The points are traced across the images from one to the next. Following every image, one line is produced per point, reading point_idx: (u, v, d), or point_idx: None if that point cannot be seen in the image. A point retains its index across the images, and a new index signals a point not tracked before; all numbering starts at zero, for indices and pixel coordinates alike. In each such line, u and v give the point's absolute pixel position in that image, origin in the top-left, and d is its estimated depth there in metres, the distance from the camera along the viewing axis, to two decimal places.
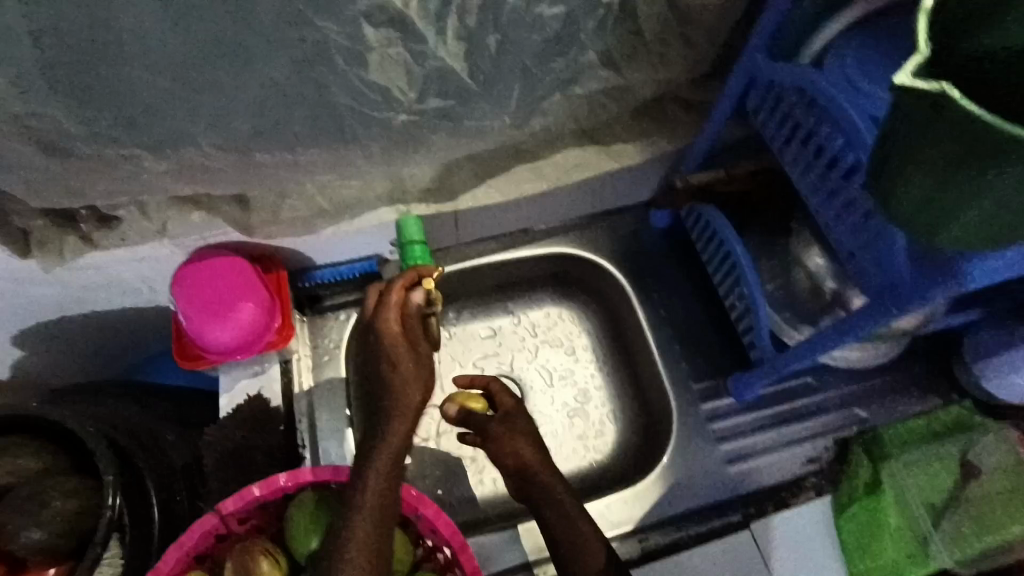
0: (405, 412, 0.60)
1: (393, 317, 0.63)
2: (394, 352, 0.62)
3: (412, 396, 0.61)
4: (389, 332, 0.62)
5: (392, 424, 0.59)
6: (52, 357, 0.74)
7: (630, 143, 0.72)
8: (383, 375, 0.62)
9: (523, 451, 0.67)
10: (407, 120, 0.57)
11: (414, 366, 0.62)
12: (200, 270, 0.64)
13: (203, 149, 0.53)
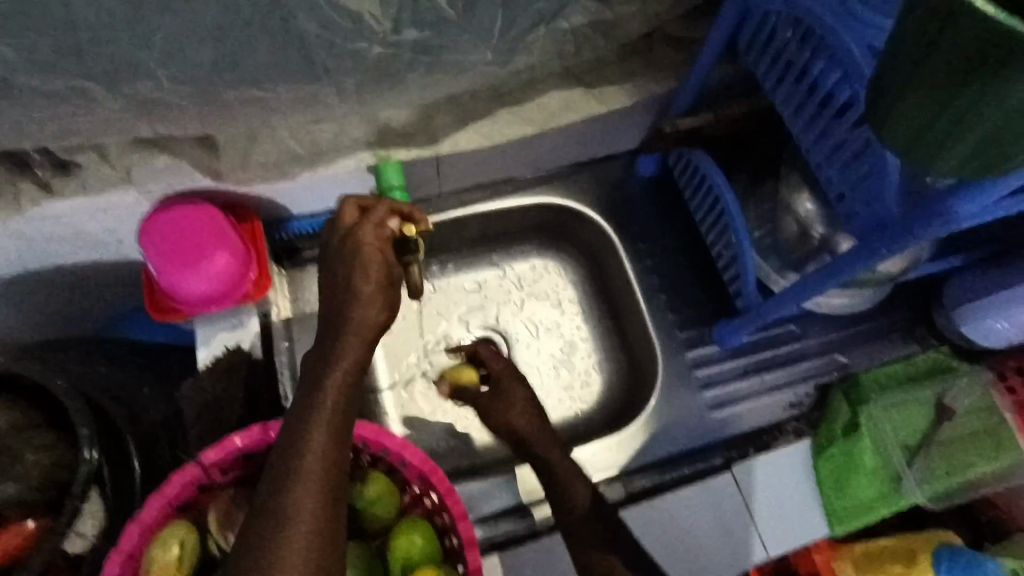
0: (360, 340, 0.51)
1: (371, 233, 0.54)
2: (360, 272, 0.52)
3: (366, 316, 0.51)
4: (363, 251, 0.53)
5: (337, 351, 0.50)
6: (18, 311, 0.71)
7: (618, 85, 0.67)
8: (343, 298, 0.52)
9: (522, 416, 0.67)
10: (382, 53, 0.50)
11: (377, 287, 0.52)
12: (167, 216, 0.58)
13: (159, 85, 0.47)
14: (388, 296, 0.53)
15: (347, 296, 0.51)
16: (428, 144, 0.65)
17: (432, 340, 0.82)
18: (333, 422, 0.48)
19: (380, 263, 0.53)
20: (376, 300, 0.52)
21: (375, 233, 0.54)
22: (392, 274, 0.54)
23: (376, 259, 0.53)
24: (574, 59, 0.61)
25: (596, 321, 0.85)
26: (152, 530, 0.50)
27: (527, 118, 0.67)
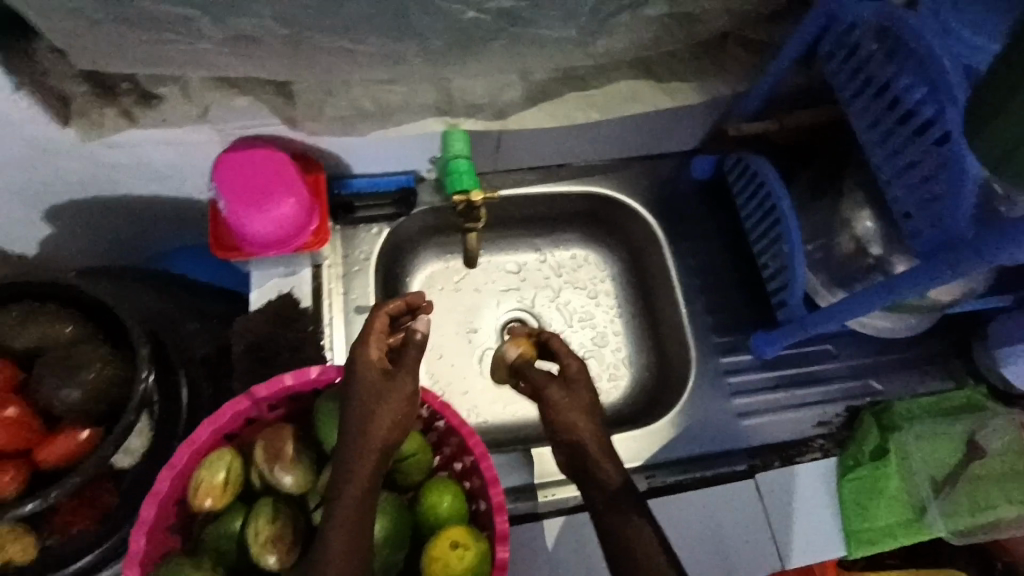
0: (369, 448, 0.47)
1: (374, 347, 0.51)
2: (359, 384, 0.49)
3: (376, 430, 0.48)
4: (354, 358, 0.50)
5: (351, 466, 0.47)
6: (81, 234, 0.74)
7: (687, 82, 0.68)
8: (350, 396, 0.49)
9: (593, 438, 0.57)
10: (475, 19, 0.52)
11: (384, 399, 0.48)
12: (236, 157, 0.60)
13: (263, 21, 0.48)
14: (399, 408, 0.49)
15: (356, 407, 0.48)
16: (496, 117, 0.66)
17: (466, 314, 0.84)
18: (348, 518, 0.45)
19: (377, 372, 0.49)
20: (391, 407, 0.48)
21: (373, 346, 0.50)
22: (398, 379, 0.49)
23: (373, 375, 0.49)
24: (649, 50, 0.63)
25: (631, 317, 0.85)
26: (199, 452, 0.52)
27: (595, 104, 0.67)
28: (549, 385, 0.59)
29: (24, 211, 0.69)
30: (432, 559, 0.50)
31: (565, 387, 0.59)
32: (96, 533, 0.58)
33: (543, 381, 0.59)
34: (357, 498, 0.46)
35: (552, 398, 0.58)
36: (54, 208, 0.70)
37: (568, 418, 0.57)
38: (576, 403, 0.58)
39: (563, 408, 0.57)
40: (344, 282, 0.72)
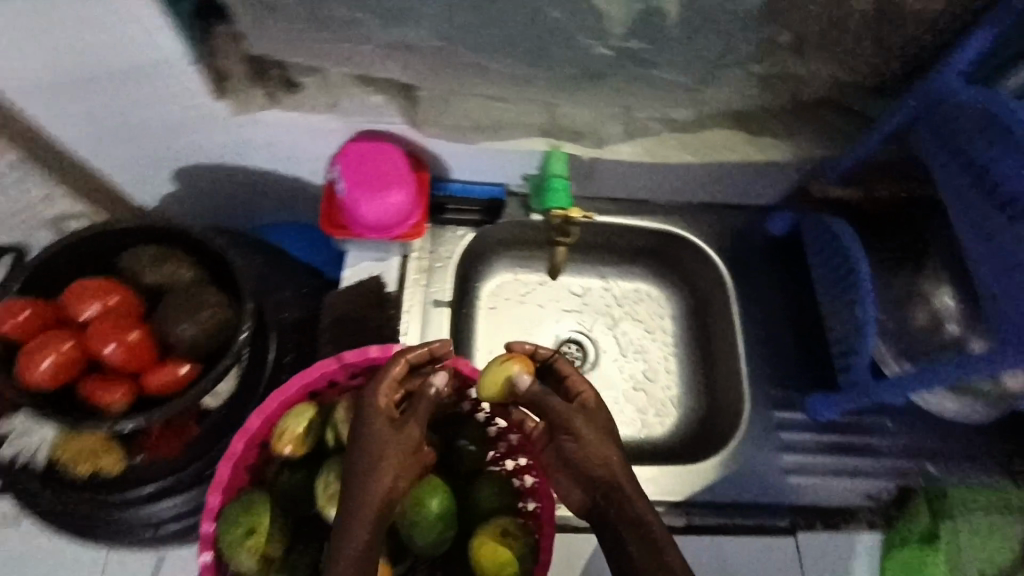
0: (371, 498, 0.47)
1: (382, 394, 0.52)
2: (367, 431, 0.50)
3: (378, 480, 0.47)
4: (365, 404, 0.52)
5: (351, 515, 0.46)
6: (200, 194, 0.83)
7: (779, 139, 0.72)
8: (358, 442, 0.50)
9: (622, 478, 0.50)
10: (603, 55, 0.60)
11: (391, 448, 0.49)
12: (360, 148, 0.67)
13: (426, 31, 0.57)
14: (405, 458, 0.49)
15: (361, 454, 0.49)
16: (595, 145, 0.71)
17: (526, 326, 0.87)
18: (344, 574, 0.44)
19: (385, 420, 0.50)
20: (396, 455, 0.49)
21: (381, 393, 0.52)
22: (405, 428, 0.50)
23: (383, 422, 0.50)
24: (748, 104, 0.67)
25: (685, 358, 0.86)
26: (288, 400, 0.57)
27: (688, 145, 0.72)
28: (571, 411, 0.52)
29: (160, 167, 0.78)
30: (481, 543, 0.53)
31: (589, 416, 0.52)
32: (177, 460, 0.63)
33: (565, 408, 0.52)
34: (354, 551, 0.45)
35: (578, 427, 0.51)
36: (185, 169, 0.78)
37: (599, 451, 0.51)
38: (603, 431, 0.52)
39: (591, 441, 0.51)
40: (427, 275, 0.76)
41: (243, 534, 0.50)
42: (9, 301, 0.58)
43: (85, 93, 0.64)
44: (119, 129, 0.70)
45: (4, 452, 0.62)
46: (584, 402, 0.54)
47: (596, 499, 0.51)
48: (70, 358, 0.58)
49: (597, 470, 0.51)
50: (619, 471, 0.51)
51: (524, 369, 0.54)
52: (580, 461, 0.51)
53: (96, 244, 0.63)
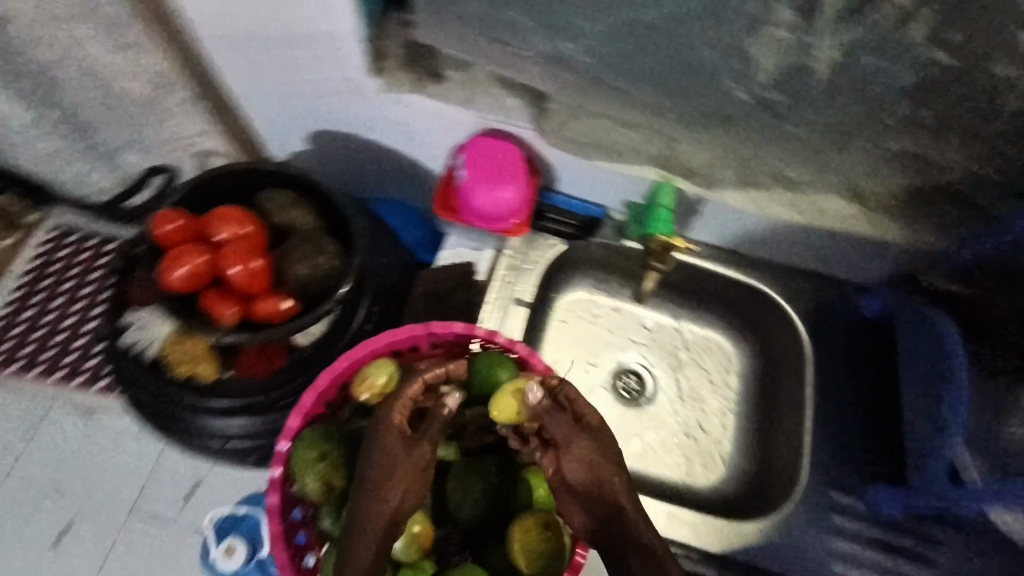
0: (384, 510, 0.49)
1: (397, 409, 0.53)
2: (380, 446, 0.51)
3: (391, 495, 0.50)
4: (381, 418, 0.53)
5: (365, 521, 0.49)
6: (328, 157, 0.91)
7: (893, 221, 0.70)
8: (371, 456, 0.51)
9: (623, 498, 0.51)
10: (742, 101, 0.63)
11: (403, 466, 0.50)
12: (487, 143, 0.72)
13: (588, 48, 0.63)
14: (418, 478, 0.51)
15: (373, 467, 0.50)
16: (703, 185, 0.72)
17: (593, 347, 0.88)
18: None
19: (397, 437, 0.51)
20: (409, 475, 0.51)
21: (395, 409, 0.53)
22: (417, 448, 0.51)
23: (393, 440, 0.51)
24: (870, 177, 0.67)
25: (744, 417, 0.85)
26: (374, 353, 0.62)
27: (797, 206, 0.72)
28: (571, 434, 0.52)
29: (302, 127, 0.87)
30: (520, 527, 0.54)
31: (594, 438, 0.52)
32: (263, 383, 0.70)
33: (566, 430, 0.52)
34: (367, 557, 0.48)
35: (580, 449, 0.51)
36: (322, 132, 0.86)
37: (600, 475, 0.51)
38: (604, 455, 0.51)
39: (592, 465, 0.51)
40: (512, 274, 0.79)
41: (315, 458, 0.55)
42: (169, 208, 0.67)
43: (266, 50, 0.73)
44: (281, 86, 0.79)
45: (126, 336, 0.70)
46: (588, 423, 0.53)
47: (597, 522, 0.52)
48: (203, 270, 0.65)
49: (600, 493, 0.51)
50: (622, 494, 0.51)
51: (537, 385, 0.54)
52: (581, 484, 0.52)
53: (247, 179, 0.72)
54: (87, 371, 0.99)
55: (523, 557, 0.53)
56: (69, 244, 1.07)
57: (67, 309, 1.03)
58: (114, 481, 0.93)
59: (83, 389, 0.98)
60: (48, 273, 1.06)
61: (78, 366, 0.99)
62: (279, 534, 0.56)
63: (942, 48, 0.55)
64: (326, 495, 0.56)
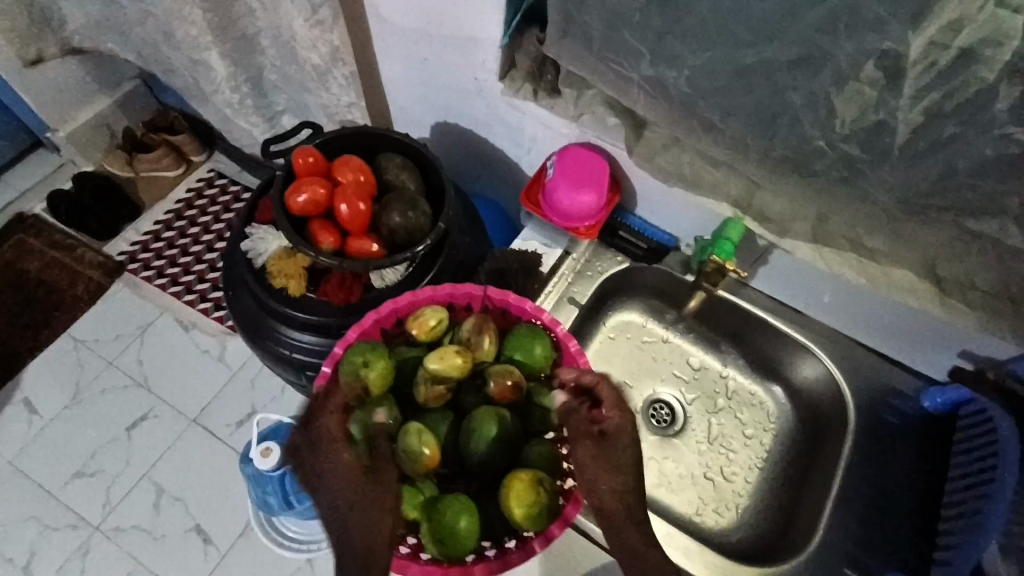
0: (379, 512, 0.55)
1: (343, 453, 0.59)
2: (344, 485, 0.57)
3: (377, 509, 0.55)
4: (332, 468, 0.58)
5: (368, 523, 0.54)
6: (444, 146, 1.05)
7: (969, 308, 0.69)
8: (337, 497, 0.56)
9: (619, 493, 0.57)
10: (820, 148, 0.64)
11: (372, 488, 0.57)
12: (581, 151, 0.80)
13: (682, 74, 0.66)
14: (392, 493, 0.57)
15: (346, 499, 0.56)
16: (775, 232, 0.75)
17: (632, 368, 0.90)
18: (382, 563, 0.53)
19: (356, 470, 0.58)
20: (383, 491, 0.56)
21: (340, 453, 0.59)
22: (377, 471, 0.58)
23: (354, 472, 0.57)
24: (947, 258, 0.67)
25: (770, 476, 0.83)
26: (434, 300, 0.70)
27: (866, 271, 0.73)
28: (581, 435, 0.59)
29: (430, 116, 1.01)
30: (516, 478, 0.58)
31: (602, 441, 0.59)
32: (338, 308, 0.82)
33: (577, 431, 0.60)
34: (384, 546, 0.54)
35: (581, 453, 0.58)
36: (444, 122, 1.00)
37: (596, 472, 0.57)
38: (609, 461, 0.58)
39: (592, 463, 0.58)
40: (573, 275, 0.86)
41: (361, 364, 0.63)
42: (310, 147, 0.81)
43: (417, 42, 0.87)
44: (423, 76, 0.93)
45: (246, 244, 0.84)
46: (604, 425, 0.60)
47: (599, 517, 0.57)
48: (320, 200, 0.77)
49: (595, 487, 0.57)
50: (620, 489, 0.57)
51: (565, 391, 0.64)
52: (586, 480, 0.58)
53: (374, 140, 0.85)
54: (197, 292, 1.26)
55: (517, 509, 0.57)
56: (219, 189, 1.38)
57: (201, 235, 1.33)
58: (194, 385, 1.17)
59: (207, 315, 1.23)
60: (195, 209, 1.36)
61: (193, 286, 1.26)
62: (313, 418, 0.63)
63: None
64: (360, 399, 0.64)
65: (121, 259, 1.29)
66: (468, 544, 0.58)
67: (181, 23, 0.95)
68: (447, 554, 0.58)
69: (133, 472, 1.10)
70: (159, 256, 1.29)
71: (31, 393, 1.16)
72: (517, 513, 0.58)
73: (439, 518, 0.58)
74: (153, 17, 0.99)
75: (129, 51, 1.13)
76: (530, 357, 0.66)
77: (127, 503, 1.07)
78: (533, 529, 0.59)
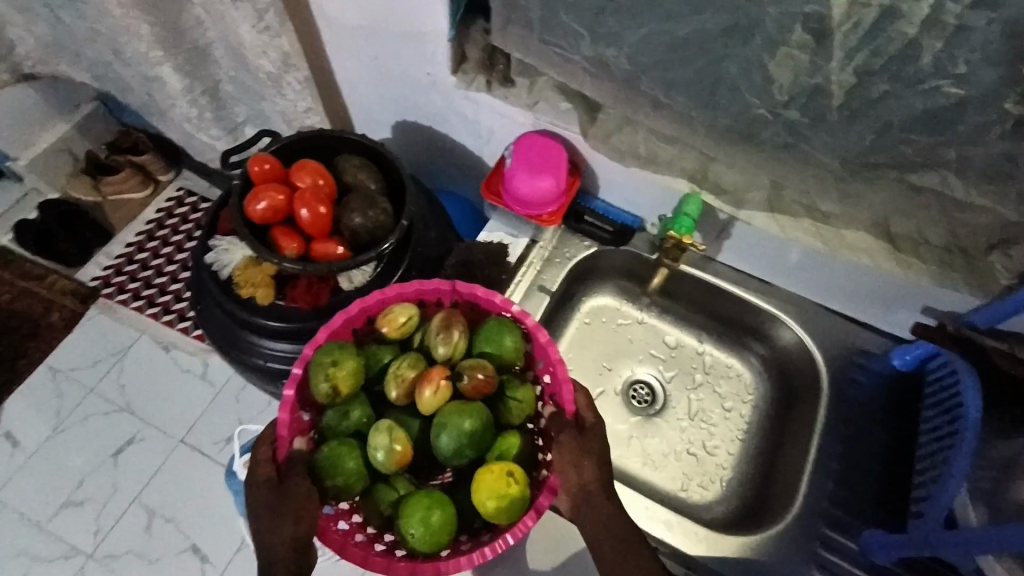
0: (280, 522, 0.58)
1: (263, 467, 0.63)
2: (258, 497, 0.61)
3: (280, 521, 0.58)
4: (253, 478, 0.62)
5: (270, 531, 0.58)
6: (407, 146, 1.04)
7: (922, 264, 0.70)
8: (255, 503, 0.60)
9: (596, 477, 0.60)
10: (765, 116, 0.65)
11: (279, 502, 0.59)
12: (538, 138, 0.80)
13: (625, 53, 0.67)
14: (295, 506, 0.58)
15: (257, 508, 0.60)
16: (733, 205, 0.76)
17: (608, 351, 0.90)
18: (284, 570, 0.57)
19: (267, 484, 0.61)
20: (289, 505, 0.58)
21: (260, 468, 0.63)
22: (287, 484, 0.60)
23: (263, 486, 0.61)
24: (895, 217, 0.68)
25: (750, 446, 0.84)
26: (403, 296, 0.70)
27: (822, 236, 0.74)
28: (563, 424, 0.64)
29: (389, 116, 1.00)
30: (489, 470, 0.59)
31: (581, 431, 0.63)
32: (307, 312, 0.81)
33: (561, 422, 0.64)
34: (286, 553, 0.57)
35: (563, 438, 0.62)
36: (404, 122, 1.00)
37: (573, 455, 0.61)
38: (585, 445, 0.61)
39: (571, 448, 0.61)
40: (542, 263, 0.86)
41: (328, 363, 0.62)
42: (265, 154, 0.81)
43: (366, 42, 0.87)
44: (377, 76, 0.93)
45: (209, 257, 0.83)
46: (580, 420, 0.64)
47: (572, 505, 0.61)
48: (280, 207, 0.77)
49: (572, 471, 0.61)
50: (597, 473, 0.60)
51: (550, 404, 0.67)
52: (564, 467, 0.61)
53: (330, 142, 0.85)
54: (174, 311, 1.24)
55: (489, 501, 0.58)
56: (189, 206, 1.37)
57: (172, 256, 1.31)
58: (178, 405, 1.15)
59: (184, 333, 1.22)
60: (165, 228, 1.34)
61: (168, 306, 1.25)
62: (286, 421, 0.63)
63: (952, 80, 0.55)
64: (331, 399, 0.63)
65: (94, 284, 1.27)
66: (445, 535, 0.59)
67: (129, 39, 0.94)
68: (423, 549, 0.59)
69: (120, 498, 1.08)
70: (132, 279, 1.27)
71: (12, 427, 1.14)
72: (489, 505, 0.58)
73: (413, 514, 0.58)
74: (99, 35, 0.98)
75: (79, 72, 1.11)
76: (501, 350, 0.66)
77: (118, 529, 1.06)
78: (507, 520, 0.59)
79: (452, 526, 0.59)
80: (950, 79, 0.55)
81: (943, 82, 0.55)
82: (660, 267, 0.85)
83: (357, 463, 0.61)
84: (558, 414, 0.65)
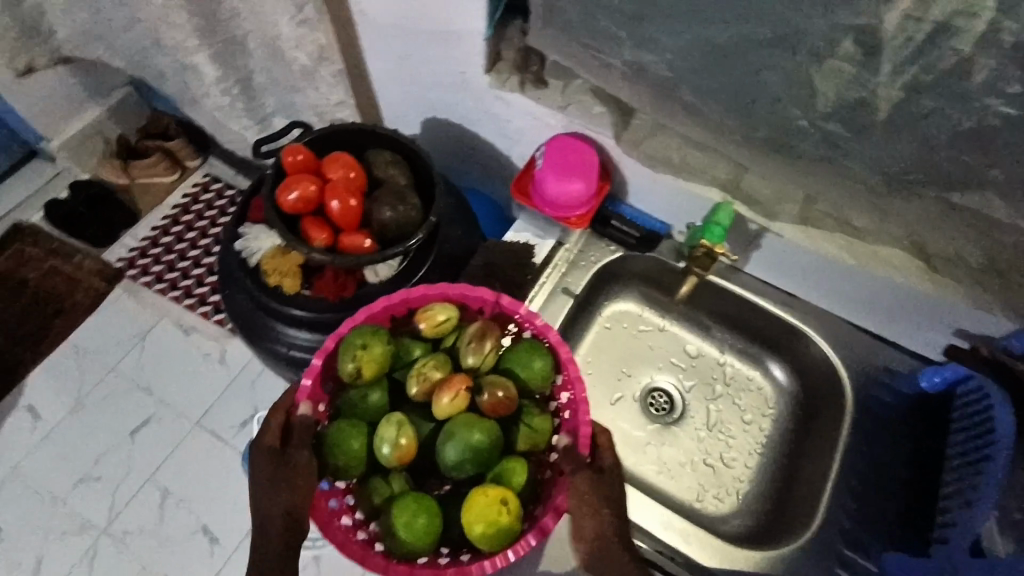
0: (279, 494, 0.58)
1: (269, 436, 0.63)
2: (259, 464, 0.61)
3: (279, 491, 0.58)
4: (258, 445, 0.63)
5: (267, 499, 0.59)
6: (435, 142, 1.05)
7: (958, 284, 0.69)
8: (258, 469, 0.61)
9: (612, 530, 0.59)
10: (804, 127, 0.64)
11: (281, 472, 0.59)
12: (570, 141, 0.79)
13: (664, 58, 0.66)
14: (296, 479, 0.59)
15: (259, 475, 0.61)
16: (764, 215, 0.76)
17: (628, 357, 0.90)
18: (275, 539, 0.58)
19: (269, 452, 0.62)
20: (292, 477, 0.59)
21: (266, 436, 0.63)
22: (291, 455, 0.60)
23: (266, 453, 0.61)
24: (933, 235, 0.67)
25: (770, 459, 0.83)
26: (447, 296, 0.70)
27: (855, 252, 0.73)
28: (578, 464, 0.62)
29: (419, 112, 1.01)
30: (482, 492, 0.58)
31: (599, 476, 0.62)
32: (331, 302, 0.82)
33: (576, 465, 0.62)
34: (279, 523, 0.58)
35: (580, 482, 0.61)
36: (433, 118, 1.00)
37: (590, 503, 0.60)
38: (601, 493, 0.60)
39: (586, 494, 0.60)
40: (567, 266, 0.86)
41: (358, 345, 0.63)
42: (298, 145, 0.81)
43: (400, 37, 0.87)
44: (410, 72, 0.93)
45: (239, 245, 0.85)
46: (598, 465, 0.63)
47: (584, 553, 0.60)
48: (311, 198, 0.78)
49: (587, 521, 0.59)
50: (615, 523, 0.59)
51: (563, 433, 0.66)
52: (581, 515, 0.60)
53: (362, 136, 0.85)
54: (196, 295, 1.26)
55: (477, 525, 0.57)
56: (215, 193, 1.38)
57: (197, 240, 1.33)
58: (197, 388, 1.17)
59: (206, 318, 1.24)
60: (191, 213, 1.36)
61: (192, 290, 1.26)
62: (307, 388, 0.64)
63: (1003, 99, 0.53)
64: (354, 379, 0.64)
65: (120, 264, 1.29)
66: (427, 544, 0.59)
67: (168, 27, 0.96)
68: (406, 552, 0.59)
69: (138, 475, 1.10)
70: (157, 262, 1.29)
71: (36, 401, 1.16)
72: (477, 529, 0.58)
73: (400, 516, 0.59)
74: (140, 22, 1.00)
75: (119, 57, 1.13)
76: (528, 368, 0.66)
77: (134, 506, 1.08)
78: (490, 546, 0.59)
79: (435, 536, 0.59)
80: (1001, 97, 0.53)
81: (993, 100, 0.54)
82: (690, 275, 0.84)
83: (361, 445, 0.62)
84: (571, 450, 0.64)
